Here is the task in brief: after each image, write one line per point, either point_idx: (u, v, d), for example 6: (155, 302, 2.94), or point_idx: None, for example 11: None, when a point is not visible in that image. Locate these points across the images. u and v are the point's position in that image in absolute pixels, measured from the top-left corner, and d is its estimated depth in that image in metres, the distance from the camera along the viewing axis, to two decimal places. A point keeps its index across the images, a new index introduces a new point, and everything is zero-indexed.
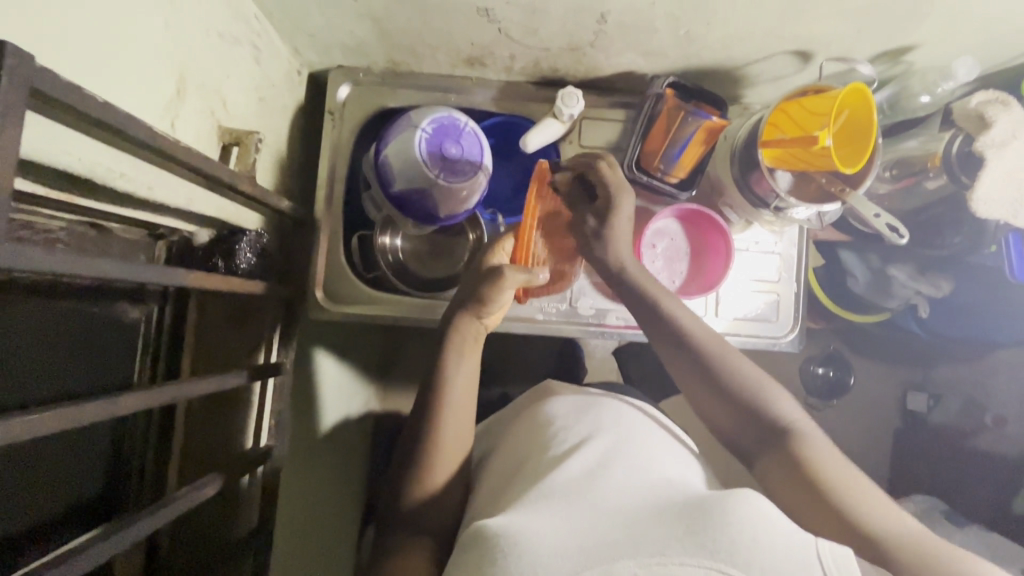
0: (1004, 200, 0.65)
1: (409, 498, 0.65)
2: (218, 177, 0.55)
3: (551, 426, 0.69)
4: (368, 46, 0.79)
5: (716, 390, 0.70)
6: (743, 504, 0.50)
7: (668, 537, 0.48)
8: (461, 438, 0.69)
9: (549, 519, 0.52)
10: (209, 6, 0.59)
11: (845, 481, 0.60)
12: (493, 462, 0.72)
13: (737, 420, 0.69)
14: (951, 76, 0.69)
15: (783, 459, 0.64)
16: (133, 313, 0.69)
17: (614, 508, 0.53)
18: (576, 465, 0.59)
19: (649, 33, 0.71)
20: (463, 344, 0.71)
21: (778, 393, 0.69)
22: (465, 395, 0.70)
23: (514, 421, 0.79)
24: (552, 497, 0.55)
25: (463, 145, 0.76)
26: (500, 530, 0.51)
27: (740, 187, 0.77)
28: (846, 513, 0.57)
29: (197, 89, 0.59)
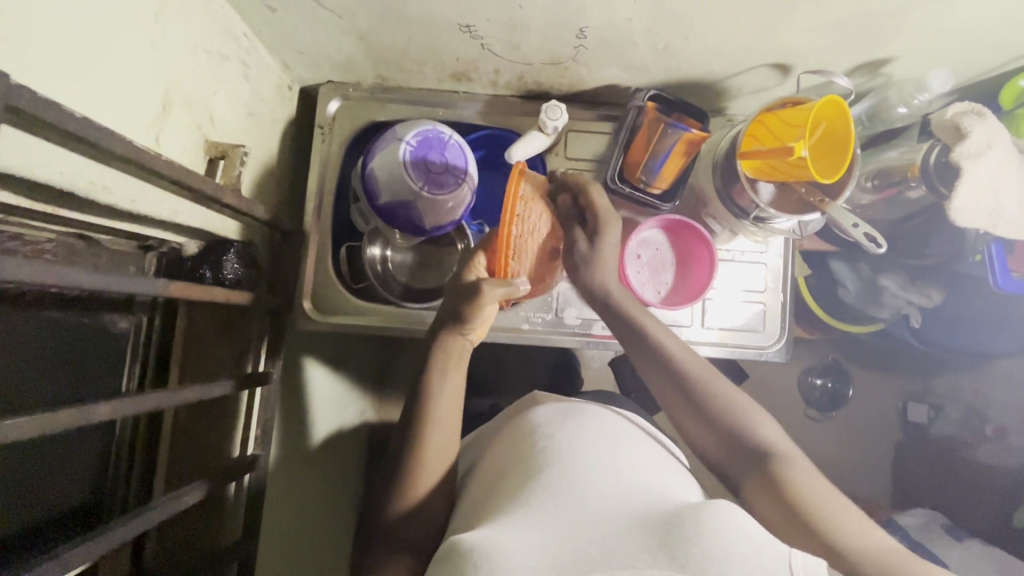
0: (982, 210, 0.66)
1: (392, 510, 0.65)
2: (201, 189, 0.56)
3: (536, 433, 0.68)
4: (356, 62, 0.81)
5: (692, 409, 0.68)
6: (716, 515, 0.50)
7: (639, 549, 0.48)
8: (445, 451, 0.68)
9: (524, 534, 0.51)
10: (196, 25, 0.61)
11: (820, 501, 0.59)
12: (476, 473, 0.71)
13: (714, 440, 0.67)
14: (927, 88, 0.69)
15: (763, 481, 0.62)
16: (122, 323, 0.70)
17: (591, 518, 0.52)
18: (557, 473, 0.58)
19: (628, 47, 0.72)
20: (450, 363, 0.71)
21: (755, 413, 0.67)
22: (450, 409, 0.69)
23: (500, 430, 0.78)
24: (531, 508, 0.54)
25: (447, 157, 0.78)
26: (472, 546, 0.50)
27: (722, 198, 0.78)
28: (821, 531, 0.57)
29: (184, 105, 0.61)
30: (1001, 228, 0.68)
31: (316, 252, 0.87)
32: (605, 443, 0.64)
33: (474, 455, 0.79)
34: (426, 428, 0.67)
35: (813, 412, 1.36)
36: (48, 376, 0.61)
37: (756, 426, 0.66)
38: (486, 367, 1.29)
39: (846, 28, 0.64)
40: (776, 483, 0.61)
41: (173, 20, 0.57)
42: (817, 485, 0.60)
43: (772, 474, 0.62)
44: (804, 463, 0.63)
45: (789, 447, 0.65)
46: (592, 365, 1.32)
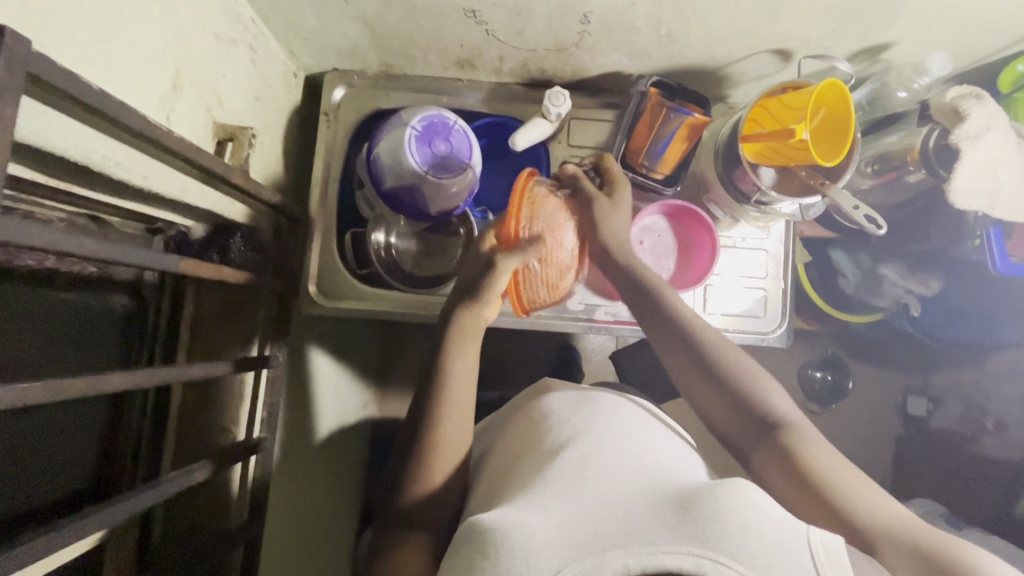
0: (981, 192, 0.66)
1: (407, 496, 0.64)
2: (211, 168, 0.57)
3: (549, 419, 0.66)
4: (362, 48, 0.82)
5: (708, 378, 0.68)
6: (733, 493, 0.47)
7: (658, 526, 0.45)
8: (460, 438, 0.67)
9: (540, 513, 0.49)
10: (206, 7, 0.62)
11: (838, 474, 0.58)
12: (490, 458, 0.70)
13: (728, 413, 0.66)
14: (926, 71, 0.71)
15: (776, 454, 0.62)
16: (129, 306, 0.70)
17: (607, 498, 0.50)
18: (570, 454, 0.56)
19: (631, 33, 0.73)
20: (466, 338, 0.68)
21: (774, 390, 0.66)
22: (465, 392, 0.68)
23: (514, 416, 0.76)
24: (547, 487, 0.52)
25: (452, 142, 0.79)
26: (494, 525, 0.48)
27: (723, 183, 0.79)
28: (840, 504, 0.55)
29: (193, 86, 0.61)
30: (999, 210, 0.69)
31: (321, 238, 0.88)
32: (620, 425, 0.63)
33: (486, 441, 0.78)
34: (440, 411, 0.67)
35: (814, 405, 1.36)
36: (60, 353, 0.61)
37: (768, 398, 0.66)
38: (488, 358, 1.29)
39: (847, 12, 0.65)
40: (790, 455, 0.61)
41: (184, 1, 0.58)
42: (832, 459, 0.60)
43: (786, 446, 0.61)
44: (818, 436, 0.63)
45: (801, 419, 0.65)
46: (594, 358, 1.32)
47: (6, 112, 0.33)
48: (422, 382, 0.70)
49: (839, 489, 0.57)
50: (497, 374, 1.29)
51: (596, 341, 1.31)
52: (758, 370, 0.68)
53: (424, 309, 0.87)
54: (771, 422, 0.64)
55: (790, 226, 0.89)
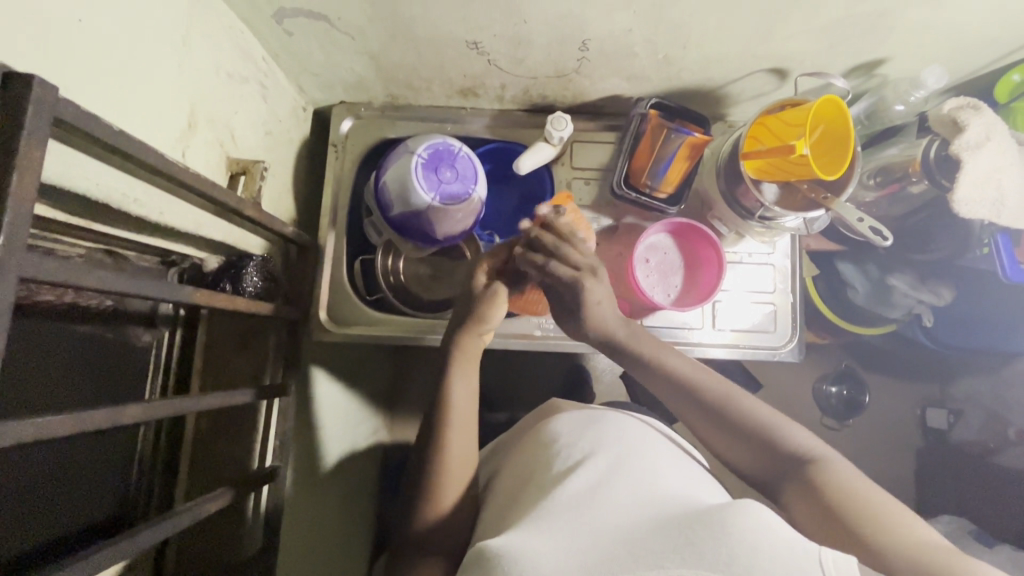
0: (984, 201, 0.67)
1: (419, 521, 0.63)
2: (226, 202, 0.59)
3: (556, 441, 0.65)
4: (368, 82, 0.84)
5: (713, 422, 0.66)
6: (744, 511, 0.46)
7: (666, 549, 0.44)
8: (467, 461, 0.66)
9: (551, 538, 0.48)
10: (219, 49, 0.65)
11: (860, 496, 0.55)
12: (499, 481, 0.69)
13: (743, 450, 0.65)
14: (922, 85, 0.71)
15: (798, 488, 0.60)
16: (145, 337, 0.72)
17: (617, 521, 0.49)
18: (579, 477, 0.56)
19: (629, 58, 0.75)
20: (464, 364, 0.70)
21: (785, 422, 0.65)
22: (467, 413, 0.69)
23: (521, 439, 0.75)
24: (556, 510, 0.52)
25: (457, 169, 0.80)
26: (501, 550, 0.48)
27: (728, 201, 0.80)
28: (860, 532, 0.53)
29: (208, 123, 0.64)
30: (1005, 217, 0.69)
31: (331, 266, 0.89)
32: (625, 445, 0.62)
33: (491, 468, 0.77)
34: (446, 434, 0.66)
35: (831, 421, 1.34)
36: (77, 384, 0.62)
37: (780, 432, 0.63)
38: (498, 381, 1.29)
39: (840, 30, 0.66)
40: (811, 487, 0.58)
41: (198, 43, 0.61)
42: (853, 483, 0.57)
43: (804, 477, 0.59)
44: (840, 462, 0.60)
45: (825, 450, 0.62)
46: (604, 378, 1.31)
47: (36, 155, 0.34)
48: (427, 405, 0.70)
49: (859, 515, 0.54)
50: (507, 397, 1.28)
51: (606, 360, 1.31)
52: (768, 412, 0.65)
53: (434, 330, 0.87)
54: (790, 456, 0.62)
55: (796, 240, 0.89)
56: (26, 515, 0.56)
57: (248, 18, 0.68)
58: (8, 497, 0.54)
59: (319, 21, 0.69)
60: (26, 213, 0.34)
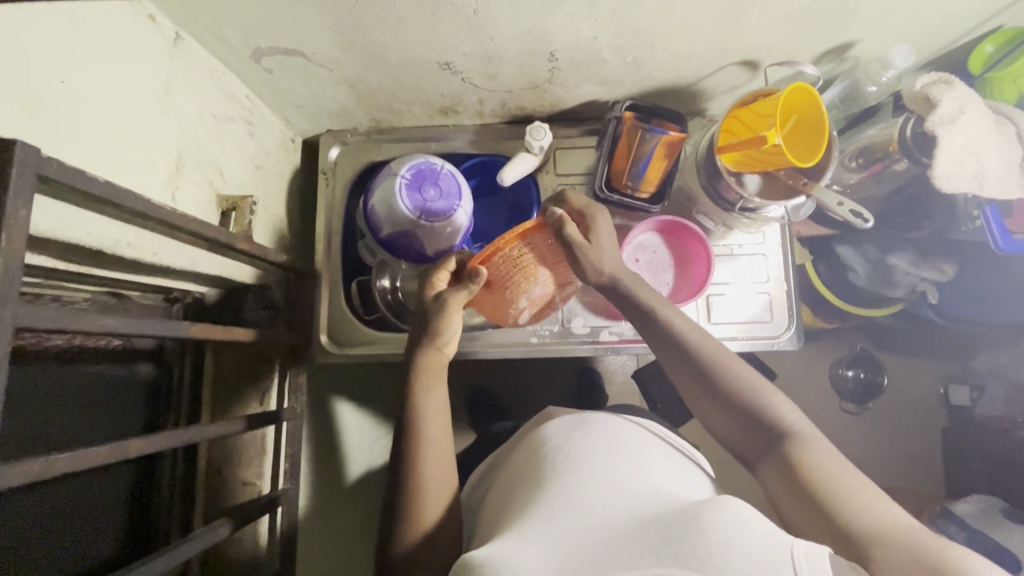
0: (966, 174, 0.66)
1: (406, 538, 0.63)
2: (218, 239, 0.62)
3: (546, 445, 0.67)
4: (350, 109, 0.87)
5: (710, 395, 0.67)
6: (722, 510, 0.47)
7: (643, 549, 0.46)
8: (446, 474, 0.68)
9: (536, 547, 0.50)
10: (201, 92, 0.68)
11: (842, 477, 0.55)
12: (493, 491, 0.70)
13: (732, 426, 0.65)
14: (890, 65, 0.71)
15: (776, 466, 0.60)
16: (154, 373, 0.76)
17: (599, 522, 0.51)
18: (563, 482, 0.57)
19: (599, 64, 0.76)
20: (427, 376, 0.72)
21: (777, 397, 0.64)
22: (439, 427, 0.70)
23: (515, 448, 0.76)
24: (542, 516, 0.54)
25: (441, 186, 0.81)
26: (485, 560, 0.49)
27: (710, 194, 0.80)
28: (834, 513, 0.53)
29: (195, 163, 0.66)
30: (989, 189, 0.67)
31: (329, 290, 0.91)
32: (611, 446, 0.63)
33: (490, 479, 0.77)
34: (422, 449, 0.68)
35: (849, 406, 1.32)
36: (88, 421, 0.67)
37: (772, 409, 0.64)
38: (510, 390, 1.30)
39: (802, 19, 0.66)
40: (789, 464, 0.59)
41: (180, 90, 0.64)
42: (837, 466, 0.57)
43: (786, 455, 0.59)
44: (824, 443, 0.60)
45: (810, 430, 0.62)
46: (614, 379, 1.31)
47: (22, 212, 0.37)
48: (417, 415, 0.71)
49: (837, 495, 0.54)
50: (518, 406, 1.29)
51: (615, 361, 1.31)
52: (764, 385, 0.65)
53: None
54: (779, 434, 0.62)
55: (785, 228, 0.89)
56: (40, 544, 0.61)
57: (228, 61, 0.71)
58: (26, 532, 0.59)
59: (295, 56, 0.72)
60: (16, 267, 0.36)
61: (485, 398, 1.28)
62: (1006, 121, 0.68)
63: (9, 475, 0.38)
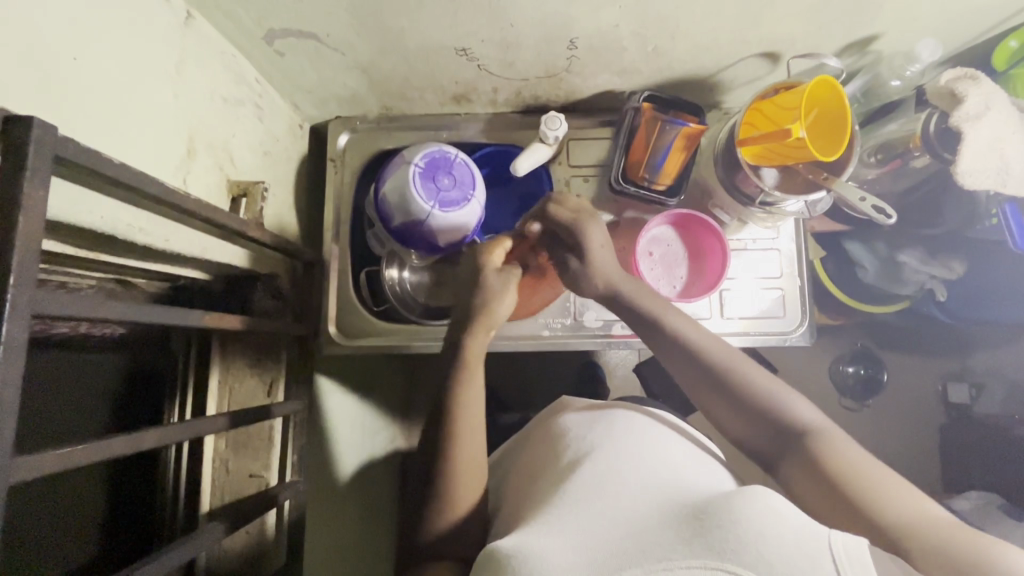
0: (988, 171, 0.66)
1: (434, 524, 0.64)
2: (230, 225, 0.61)
3: (566, 436, 0.69)
4: (360, 95, 0.85)
5: (723, 397, 0.66)
6: (751, 501, 0.47)
7: (674, 542, 0.46)
8: (477, 464, 0.67)
9: (561, 537, 0.50)
10: (212, 73, 0.66)
11: (867, 469, 0.56)
12: (514, 484, 0.70)
13: (746, 426, 0.65)
14: (917, 59, 0.71)
15: (798, 464, 0.60)
16: (160, 361, 0.75)
17: (624, 514, 0.51)
18: (585, 475, 0.58)
19: (619, 53, 0.75)
20: (472, 365, 0.70)
21: (789, 394, 0.65)
22: (474, 420, 0.69)
23: (533, 437, 0.77)
24: (563, 510, 0.54)
25: (455, 175, 0.80)
26: (512, 551, 0.50)
27: (728, 187, 0.79)
28: (864, 508, 0.53)
29: (205, 147, 0.64)
30: (1011, 185, 0.67)
31: (337, 280, 0.90)
32: (635, 437, 0.64)
33: (505, 469, 0.77)
34: (457, 442, 0.67)
35: (849, 403, 1.33)
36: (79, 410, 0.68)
37: (783, 408, 0.64)
38: (513, 383, 1.29)
39: (829, 11, 0.65)
40: (811, 461, 0.59)
41: (192, 72, 0.62)
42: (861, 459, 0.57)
43: (806, 452, 0.59)
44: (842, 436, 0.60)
45: (824, 424, 0.62)
46: (617, 373, 1.30)
47: (39, 194, 0.35)
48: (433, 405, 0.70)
49: (866, 490, 0.54)
50: (521, 398, 1.28)
51: (618, 355, 1.30)
52: (772, 385, 0.65)
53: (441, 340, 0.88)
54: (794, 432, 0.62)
55: (800, 223, 0.88)
56: None
57: (240, 43, 0.69)
58: None
59: (308, 39, 0.70)
60: (33, 250, 0.35)
61: (488, 390, 1.27)
62: None
63: (26, 467, 0.36)
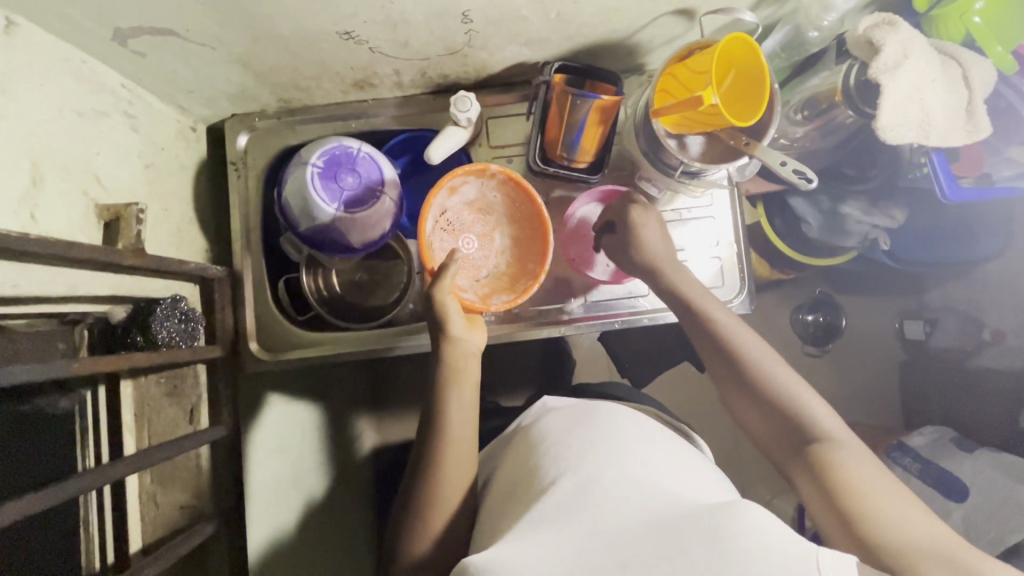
0: (910, 123, 0.62)
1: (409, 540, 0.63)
2: (97, 258, 0.55)
3: (545, 440, 0.66)
4: (251, 89, 0.78)
5: (750, 396, 0.66)
6: (741, 516, 0.49)
7: (655, 556, 0.47)
8: (463, 469, 0.65)
9: (534, 548, 0.50)
10: (57, 87, 0.58)
11: (882, 492, 0.56)
12: (489, 490, 0.68)
13: (765, 425, 0.65)
14: (832, 7, 0.65)
15: (807, 472, 0.60)
16: (63, 404, 0.70)
17: (607, 525, 0.51)
18: (564, 484, 0.56)
19: (519, 23, 0.68)
20: (458, 380, 0.68)
21: (813, 399, 0.64)
22: (466, 430, 0.67)
23: (510, 441, 0.74)
24: (543, 520, 0.53)
25: (360, 172, 0.74)
26: (484, 568, 0.50)
27: (650, 159, 0.75)
28: (865, 524, 0.53)
29: (61, 172, 0.58)
30: (936, 139, 0.64)
31: (255, 291, 0.84)
32: (627, 441, 0.63)
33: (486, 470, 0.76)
34: (445, 447, 0.65)
35: (811, 348, 1.33)
36: None
37: (805, 407, 0.63)
38: None
39: None
40: (822, 470, 0.59)
41: (25, 90, 0.54)
42: (874, 476, 0.57)
43: (820, 463, 0.59)
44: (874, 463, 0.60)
45: (843, 433, 0.61)
46: (580, 346, 1.28)
47: None
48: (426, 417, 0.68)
49: (875, 510, 0.54)
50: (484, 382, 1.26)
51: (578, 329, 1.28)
52: (807, 394, 0.64)
53: (392, 340, 0.84)
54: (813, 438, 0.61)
55: (733, 188, 0.85)
56: None
57: (89, 48, 0.61)
58: None
59: (166, 36, 0.62)
60: None
61: None
62: (952, 62, 0.64)
63: None
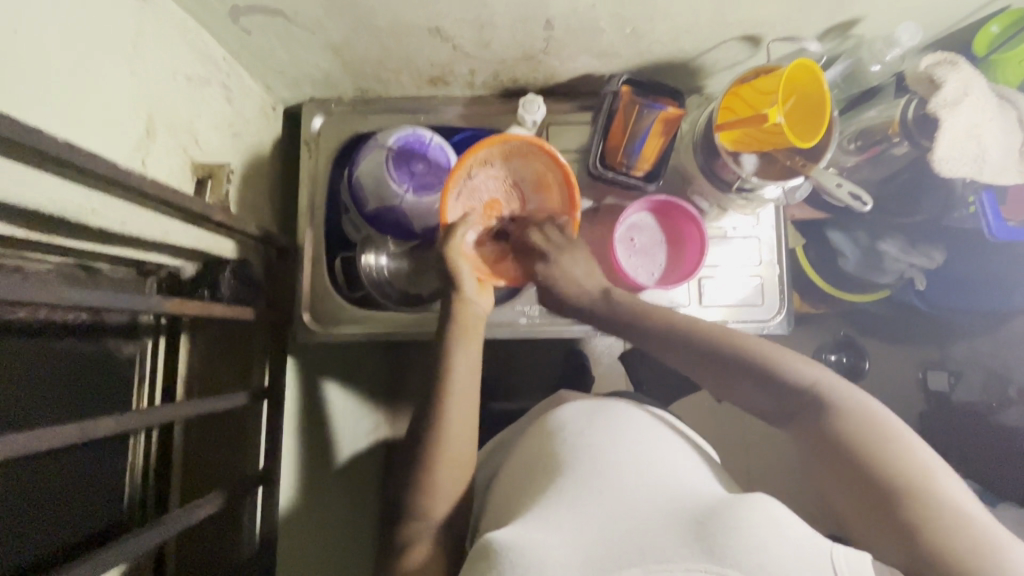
0: (965, 158, 0.65)
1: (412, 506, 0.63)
2: (193, 209, 0.59)
3: (565, 429, 0.67)
4: (334, 76, 0.83)
5: (732, 374, 0.66)
6: (752, 510, 0.49)
7: (675, 543, 0.48)
8: (466, 430, 0.65)
9: (560, 531, 0.51)
10: (174, 52, 0.64)
11: (884, 445, 0.55)
12: (501, 480, 0.70)
13: (758, 393, 0.65)
14: (896, 43, 0.69)
15: (808, 434, 0.60)
16: (128, 348, 0.73)
17: (630, 511, 0.52)
18: (589, 467, 0.58)
19: (597, 34, 0.73)
20: (465, 337, 0.69)
21: (795, 358, 0.64)
22: (469, 384, 0.67)
23: (525, 432, 0.77)
24: (562, 502, 0.54)
25: (429, 160, 0.80)
26: (509, 543, 0.50)
27: (705, 173, 0.78)
28: (882, 494, 0.52)
29: (168, 128, 0.63)
30: (988, 175, 0.67)
31: (310, 265, 0.88)
32: (637, 436, 0.64)
33: (501, 461, 0.77)
34: (445, 403, 0.65)
35: None
36: (55, 398, 0.64)
37: (787, 368, 0.63)
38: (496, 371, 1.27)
39: None
40: (822, 434, 0.59)
41: (152, 50, 0.60)
42: (868, 426, 0.57)
43: (817, 423, 0.59)
44: (880, 408, 0.59)
45: (831, 382, 0.62)
46: (603, 361, 1.28)
47: None
48: (430, 374, 0.69)
49: (885, 473, 0.53)
50: (504, 386, 1.27)
51: (602, 344, 1.30)
52: (794, 359, 0.64)
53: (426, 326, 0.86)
54: (804, 394, 0.62)
55: (780, 211, 0.88)
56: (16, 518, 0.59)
57: (205, 20, 0.67)
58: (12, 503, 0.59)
59: (275, 17, 0.67)
60: None
61: None
62: (1009, 107, 0.67)
63: None
